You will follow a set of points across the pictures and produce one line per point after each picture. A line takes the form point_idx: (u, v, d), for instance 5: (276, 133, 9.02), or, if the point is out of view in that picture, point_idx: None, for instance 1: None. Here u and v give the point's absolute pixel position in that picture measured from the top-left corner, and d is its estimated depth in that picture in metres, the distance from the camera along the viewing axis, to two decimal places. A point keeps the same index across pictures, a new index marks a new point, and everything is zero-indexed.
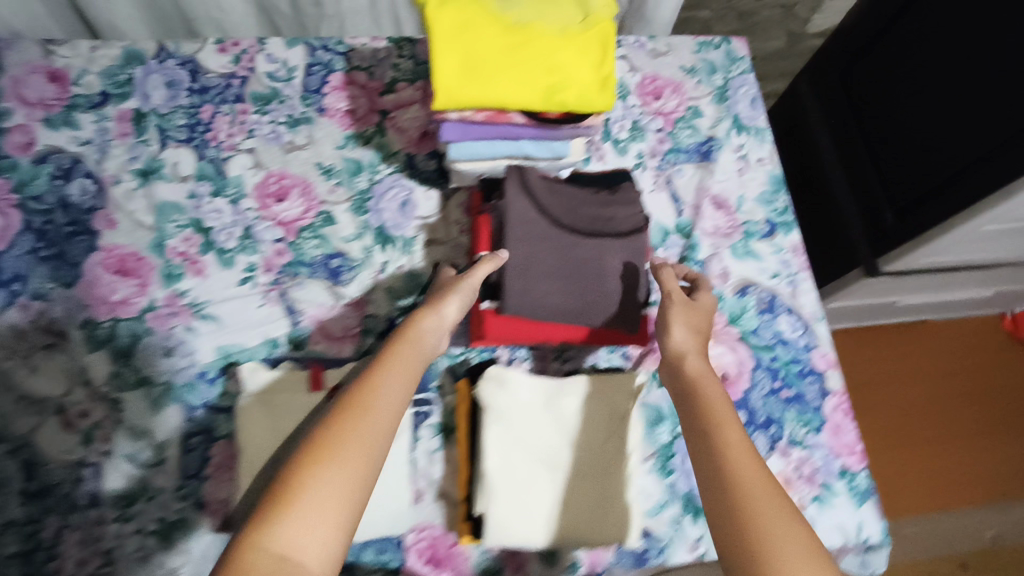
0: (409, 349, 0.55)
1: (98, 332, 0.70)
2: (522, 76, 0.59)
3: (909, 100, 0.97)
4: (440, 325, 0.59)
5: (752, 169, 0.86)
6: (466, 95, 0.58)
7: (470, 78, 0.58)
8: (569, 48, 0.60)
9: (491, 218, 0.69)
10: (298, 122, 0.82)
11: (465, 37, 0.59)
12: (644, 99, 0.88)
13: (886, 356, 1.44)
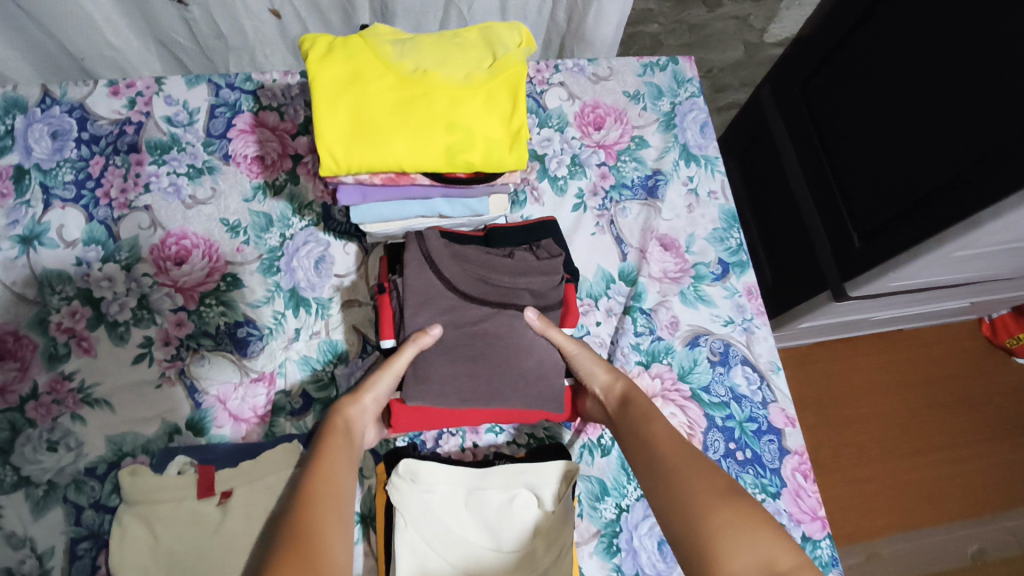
0: (341, 438, 0.52)
1: None
2: (418, 135, 0.52)
3: (870, 117, 0.90)
4: (365, 412, 0.57)
5: (702, 205, 0.78)
6: (356, 159, 0.52)
7: (360, 140, 0.52)
8: (472, 101, 0.54)
9: (393, 299, 0.62)
10: (200, 173, 0.75)
11: (354, 95, 0.53)
12: (583, 130, 0.81)
13: (861, 370, 1.38)
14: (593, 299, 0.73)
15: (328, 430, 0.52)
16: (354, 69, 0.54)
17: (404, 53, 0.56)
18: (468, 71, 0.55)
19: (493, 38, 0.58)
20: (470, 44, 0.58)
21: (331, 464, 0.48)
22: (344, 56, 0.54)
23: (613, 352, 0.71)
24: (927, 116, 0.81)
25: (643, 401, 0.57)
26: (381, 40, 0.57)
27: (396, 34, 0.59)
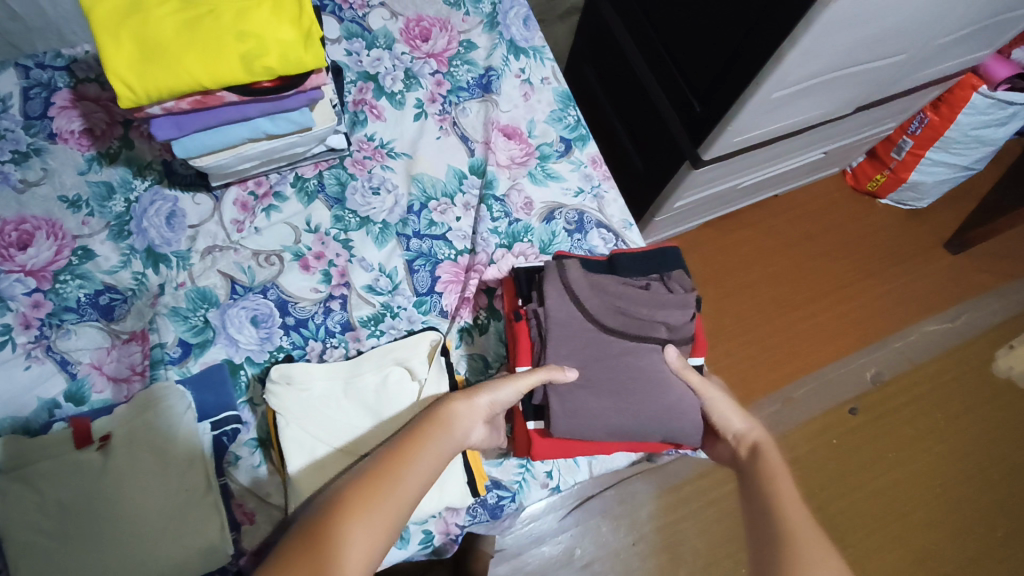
0: (445, 429, 0.50)
1: None
2: (209, 47, 0.54)
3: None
4: (473, 411, 0.54)
5: (537, 92, 0.82)
6: (152, 83, 0.53)
7: (150, 60, 0.53)
8: (257, 8, 0.56)
9: (531, 328, 0.62)
10: (26, 156, 0.73)
11: (135, 19, 0.54)
12: (411, 44, 0.83)
13: (747, 240, 1.48)
14: (448, 197, 0.75)
15: (427, 421, 0.50)
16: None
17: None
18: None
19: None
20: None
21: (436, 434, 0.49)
22: None
23: (475, 241, 0.74)
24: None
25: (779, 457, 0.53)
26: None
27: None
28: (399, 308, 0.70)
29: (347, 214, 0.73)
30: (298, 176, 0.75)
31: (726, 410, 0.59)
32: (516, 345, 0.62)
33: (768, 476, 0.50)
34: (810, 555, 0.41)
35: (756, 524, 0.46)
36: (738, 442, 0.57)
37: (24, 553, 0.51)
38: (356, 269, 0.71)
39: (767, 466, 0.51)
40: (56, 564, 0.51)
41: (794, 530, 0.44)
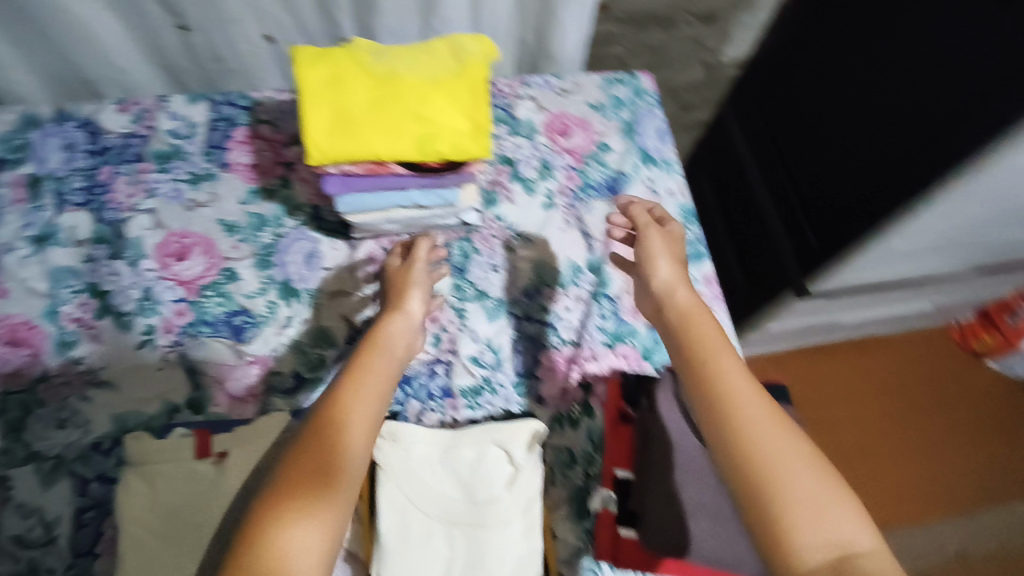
0: (382, 357, 0.60)
1: None
2: (394, 127, 0.61)
3: (818, 123, 0.99)
4: (408, 324, 0.65)
5: (662, 202, 0.86)
6: (339, 149, 0.60)
7: (341, 132, 0.60)
8: (440, 96, 0.62)
9: (632, 432, 0.69)
10: (200, 179, 0.82)
11: (332, 89, 0.61)
12: (551, 137, 0.89)
13: (828, 371, 1.45)
14: (561, 286, 0.79)
15: (368, 346, 0.61)
16: (328, 65, 0.62)
17: (376, 53, 0.65)
18: (434, 67, 0.64)
19: (461, 38, 0.67)
20: (437, 43, 0.67)
21: (370, 369, 0.58)
22: (327, 61, 0.62)
23: (581, 335, 0.77)
24: (864, 114, 0.89)
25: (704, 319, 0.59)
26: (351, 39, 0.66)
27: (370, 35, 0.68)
28: (499, 385, 0.73)
29: (466, 284, 0.78)
30: (429, 241, 0.80)
31: (655, 256, 0.64)
32: (617, 445, 0.68)
33: (712, 358, 0.55)
34: (769, 440, 0.49)
35: (708, 405, 0.52)
36: (665, 287, 0.62)
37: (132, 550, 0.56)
38: (465, 339, 0.75)
39: (699, 332, 0.57)
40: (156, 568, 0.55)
41: (748, 424, 0.50)
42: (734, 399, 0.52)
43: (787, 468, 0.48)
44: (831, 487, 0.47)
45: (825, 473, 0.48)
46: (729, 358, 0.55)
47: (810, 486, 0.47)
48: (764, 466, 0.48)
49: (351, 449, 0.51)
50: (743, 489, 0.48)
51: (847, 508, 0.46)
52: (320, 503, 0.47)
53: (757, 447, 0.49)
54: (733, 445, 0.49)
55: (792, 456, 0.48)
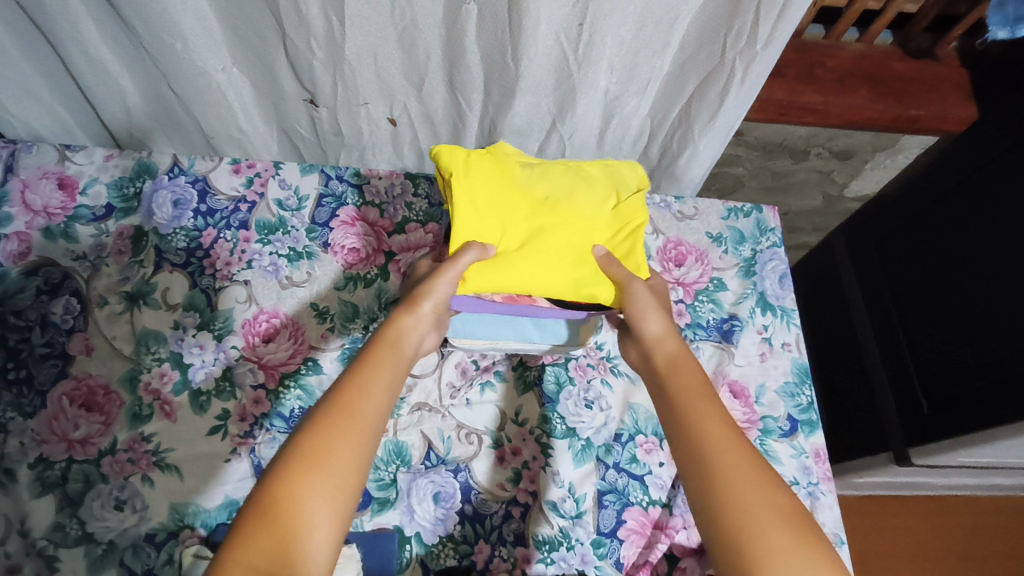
0: (391, 352, 0.54)
1: (48, 474, 0.64)
2: (551, 268, 0.63)
3: (929, 267, 0.95)
4: (420, 323, 0.58)
5: (775, 355, 0.80)
6: (492, 283, 0.62)
7: (496, 269, 0.62)
8: (595, 245, 0.65)
9: None
10: (299, 257, 0.79)
11: (497, 222, 0.64)
12: (665, 265, 0.84)
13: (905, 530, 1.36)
14: (658, 437, 0.73)
15: (378, 343, 0.54)
16: (490, 194, 0.64)
17: (535, 183, 0.67)
18: (592, 209, 0.67)
19: (616, 180, 0.70)
20: (592, 181, 0.69)
21: (383, 360, 0.53)
22: (481, 179, 0.64)
23: (673, 497, 0.70)
24: (978, 268, 0.86)
25: (692, 371, 0.57)
26: (510, 163, 0.67)
27: (522, 158, 0.70)
28: (578, 542, 0.67)
29: (556, 417, 0.73)
30: (522, 362, 0.75)
31: (642, 311, 0.61)
32: None
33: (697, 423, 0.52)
34: (747, 492, 0.47)
35: (683, 449, 0.51)
36: (657, 343, 0.60)
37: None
38: (548, 481, 0.69)
39: (679, 376, 0.56)
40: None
41: (731, 487, 0.47)
42: (709, 439, 0.50)
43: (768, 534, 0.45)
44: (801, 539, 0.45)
45: (799, 521, 0.46)
46: (709, 409, 0.53)
47: (782, 543, 0.44)
48: (738, 529, 0.46)
49: (352, 443, 0.46)
50: (718, 547, 0.46)
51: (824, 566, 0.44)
52: (321, 504, 0.43)
53: (734, 505, 0.47)
54: (711, 507, 0.47)
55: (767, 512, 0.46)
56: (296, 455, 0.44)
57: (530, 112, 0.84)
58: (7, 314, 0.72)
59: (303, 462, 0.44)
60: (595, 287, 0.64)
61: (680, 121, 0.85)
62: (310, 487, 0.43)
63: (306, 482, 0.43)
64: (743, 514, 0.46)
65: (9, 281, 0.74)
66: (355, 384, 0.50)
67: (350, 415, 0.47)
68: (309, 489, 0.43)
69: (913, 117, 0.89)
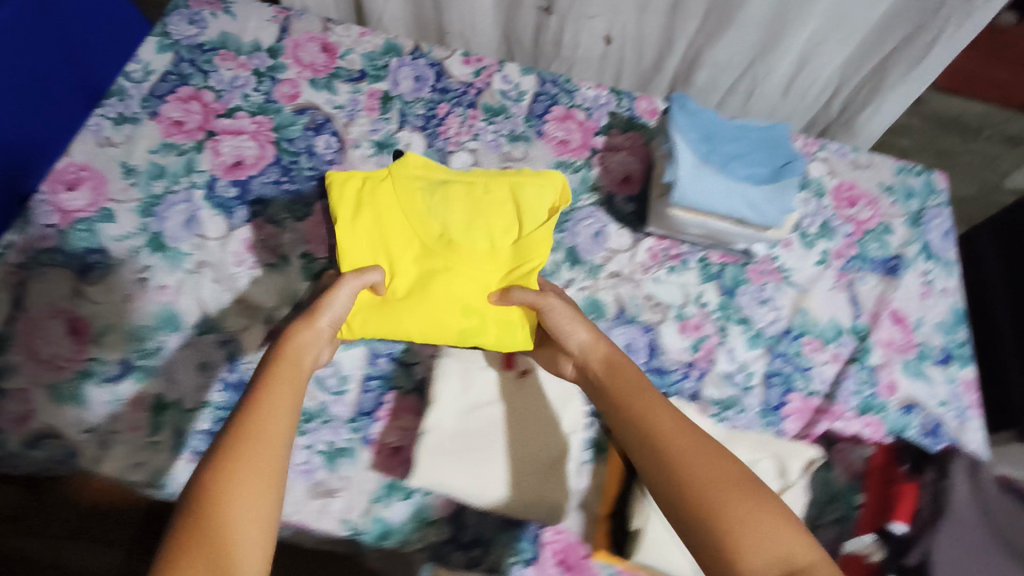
0: (287, 364, 0.55)
1: (314, 266, 0.77)
2: (436, 317, 0.66)
3: None
4: (315, 341, 0.60)
5: (935, 297, 0.86)
6: (378, 328, 0.67)
7: (377, 317, 0.67)
8: (491, 291, 0.68)
9: (918, 495, 0.66)
10: (518, 138, 0.90)
11: (385, 257, 0.68)
12: (838, 203, 0.92)
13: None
14: (822, 339, 0.81)
15: (272, 362, 0.55)
16: (382, 229, 0.68)
17: (434, 217, 0.70)
18: (488, 242, 0.70)
19: (520, 211, 0.71)
20: (495, 209, 0.71)
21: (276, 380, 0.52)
22: (371, 219, 0.68)
23: (834, 390, 0.78)
24: None
25: (631, 369, 0.59)
26: (410, 194, 0.70)
27: (433, 177, 0.73)
28: (745, 408, 0.76)
29: (734, 306, 0.82)
30: (706, 258, 0.85)
31: (561, 323, 0.64)
32: (900, 501, 0.66)
33: (662, 426, 0.50)
34: (704, 473, 0.46)
35: (642, 455, 0.50)
36: (588, 351, 0.62)
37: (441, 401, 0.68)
38: (721, 355, 0.78)
39: (621, 386, 0.57)
40: (453, 428, 0.67)
41: (695, 490, 0.45)
42: (669, 443, 0.49)
43: (751, 531, 0.42)
44: (781, 527, 0.43)
45: (773, 510, 0.44)
46: (664, 412, 0.52)
47: (752, 518, 0.43)
48: (734, 547, 0.42)
49: (260, 453, 0.46)
50: (704, 557, 0.43)
51: (794, 531, 0.43)
52: (251, 496, 0.43)
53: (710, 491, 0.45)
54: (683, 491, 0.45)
55: (745, 506, 0.44)
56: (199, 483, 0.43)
57: (735, 47, 0.93)
58: (281, 140, 0.85)
59: (216, 477, 0.43)
60: (482, 334, 0.67)
61: (871, 78, 0.93)
62: (228, 503, 0.42)
63: (230, 496, 0.43)
64: (716, 503, 0.44)
65: (282, 115, 0.87)
66: (260, 391, 0.51)
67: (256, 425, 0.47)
68: (222, 507, 0.42)
69: None
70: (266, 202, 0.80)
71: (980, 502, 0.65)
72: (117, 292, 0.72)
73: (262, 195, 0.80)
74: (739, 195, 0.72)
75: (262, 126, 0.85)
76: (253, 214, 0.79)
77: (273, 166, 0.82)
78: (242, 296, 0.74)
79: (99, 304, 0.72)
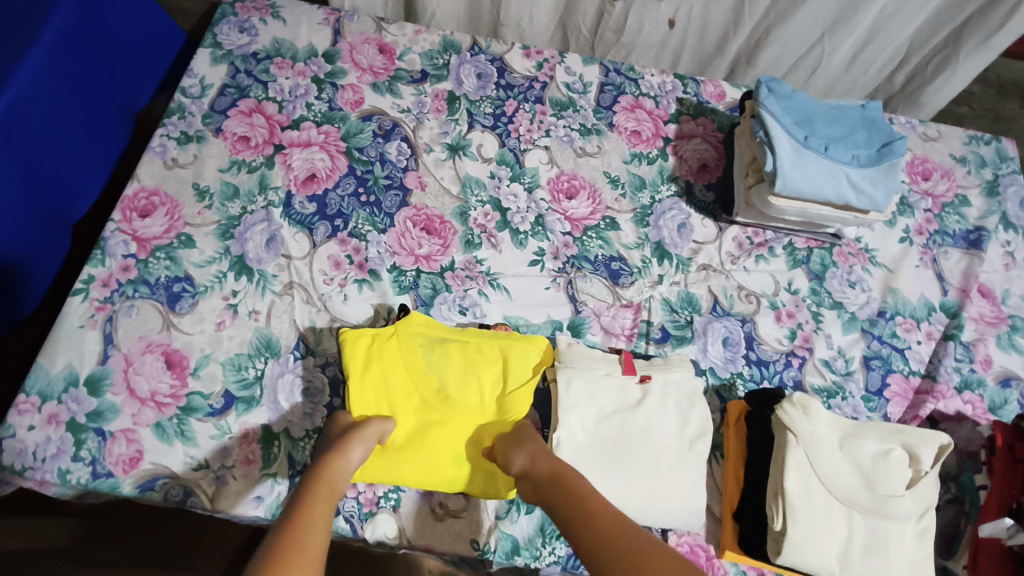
0: (316, 499, 0.51)
1: (404, 279, 0.74)
2: (434, 466, 0.60)
3: None
4: (348, 471, 0.55)
5: (1018, 267, 0.86)
6: (374, 476, 0.60)
7: (376, 464, 0.60)
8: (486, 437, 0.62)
9: None
10: (589, 132, 0.88)
11: (386, 404, 0.62)
12: (913, 178, 0.90)
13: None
14: (915, 319, 0.80)
15: (304, 495, 0.51)
16: (388, 382, 0.62)
17: (432, 371, 0.63)
18: (484, 394, 0.63)
19: (509, 369, 0.64)
20: (491, 363, 0.64)
21: (306, 521, 0.47)
22: (378, 369, 0.62)
23: (933, 369, 0.77)
24: None
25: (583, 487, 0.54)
26: (413, 345, 0.64)
27: (432, 333, 0.65)
28: (850, 394, 0.75)
29: (824, 291, 0.81)
30: (791, 243, 0.84)
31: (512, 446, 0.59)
32: None
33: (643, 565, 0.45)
34: None
35: None
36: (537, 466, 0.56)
37: (567, 413, 0.60)
38: (820, 341, 0.78)
39: (580, 497, 0.52)
40: (586, 442, 0.60)
41: None
42: None
43: None
44: None
45: None
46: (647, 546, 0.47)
47: None
48: None
49: None
50: None
51: None
52: None
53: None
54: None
55: None
56: None
57: (806, 24, 0.91)
58: (352, 149, 0.82)
59: None
60: (477, 483, 0.61)
61: (940, 47, 0.92)
62: None
63: None
64: None
65: (349, 123, 0.84)
66: (291, 530, 0.46)
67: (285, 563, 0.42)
68: None
69: None
70: (346, 216, 0.77)
71: None
72: (207, 321, 0.69)
73: (341, 209, 0.78)
74: (843, 178, 0.71)
75: (330, 136, 0.83)
76: (335, 229, 0.76)
77: (349, 176, 0.80)
78: (335, 315, 0.71)
79: (191, 334, 0.68)
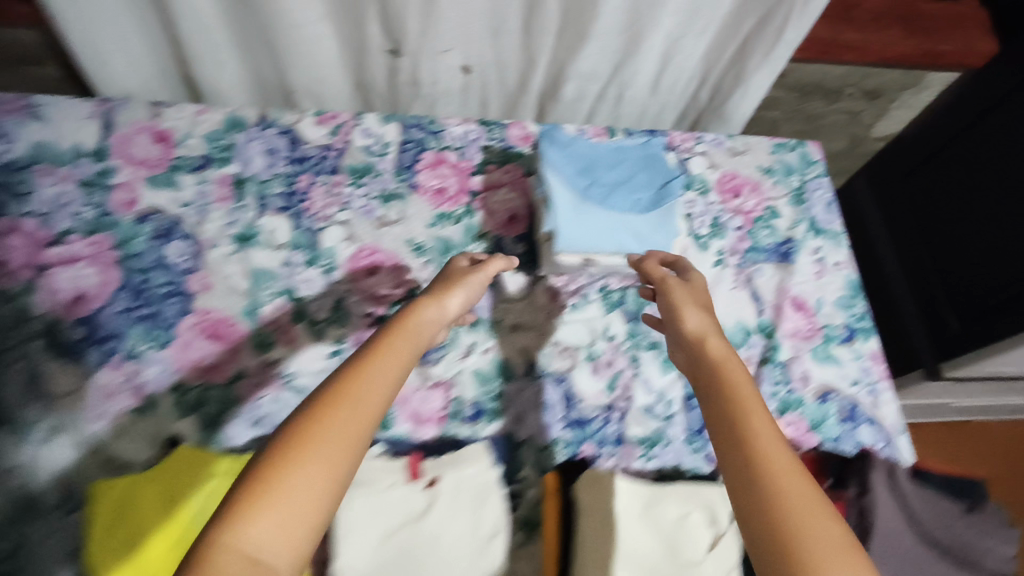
0: (404, 337, 0.53)
1: (188, 398, 0.70)
2: None
3: (953, 198, 1.03)
4: (440, 317, 0.59)
5: (829, 273, 0.87)
6: None
7: None
8: None
9: (849, 513, 0.64)
10: (390, 198, 0.85)
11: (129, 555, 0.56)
12: (723, 196, 0.91)
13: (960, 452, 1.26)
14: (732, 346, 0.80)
15: (392, 330, 0.54)
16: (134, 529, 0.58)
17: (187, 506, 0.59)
18: None
19: None
20: None
21: (388, 353, 0.51)
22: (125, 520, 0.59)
23: None
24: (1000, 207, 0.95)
25: (736, 367, 0.50)
26: (170, 483, 0.61)
27: (195, 464, 0.62)
28: (671, 439, 0.74)
29: (641, 333, 0.80)
30: (605, 286, 0.82)
31: (680, 302, 0.58)
32: None
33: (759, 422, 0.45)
34: (791, 483, 0.41)
35: (726, 446, 0.45)
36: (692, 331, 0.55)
37: (343, 542, 0.57)
38: (639, 388, 0.76)
39: (722, 368, 0.50)
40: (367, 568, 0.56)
41: (778, 493, 0.40)
42: (763, 448, 0.43)
43: (810, 529, 0.38)
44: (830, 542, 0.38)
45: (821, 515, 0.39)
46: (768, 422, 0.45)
47: (810, 522, 0.39)
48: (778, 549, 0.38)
49: (352, 418, 0.44)
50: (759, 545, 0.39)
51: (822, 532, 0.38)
52: (315, 468, 0.41)
53: (775, 454, 0.43)
54: (751, 461, 0.42)
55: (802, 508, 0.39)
56: (286, 428, 0.43)
57: (598, 55, 0.89)
58: (127, 258, 0.76)
59: (299, 432, 0.43)
60: None
61: (732, 62, 0.92)
62: (299, 466, 0.41)
63: (301, 464, 0.41)
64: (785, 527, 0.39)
65: (123, 227, 0.78)
66: (372, 354, 0.50)
67: (353, 384, 0.47)
68: (291, 470, 0.41)
69: (941, 52, 0.98)
70: (120, 336, 0.72)
71: (902, 511, 0.64)
72: None
73: (114, 329, 0.72)
74: (622, 228, 0.69)
75: (101, 245, 0.77)
76: (107, 353, 0.71)
77: (123, 290, 0.74)
78: (109, 455, 0.66)
79: None
